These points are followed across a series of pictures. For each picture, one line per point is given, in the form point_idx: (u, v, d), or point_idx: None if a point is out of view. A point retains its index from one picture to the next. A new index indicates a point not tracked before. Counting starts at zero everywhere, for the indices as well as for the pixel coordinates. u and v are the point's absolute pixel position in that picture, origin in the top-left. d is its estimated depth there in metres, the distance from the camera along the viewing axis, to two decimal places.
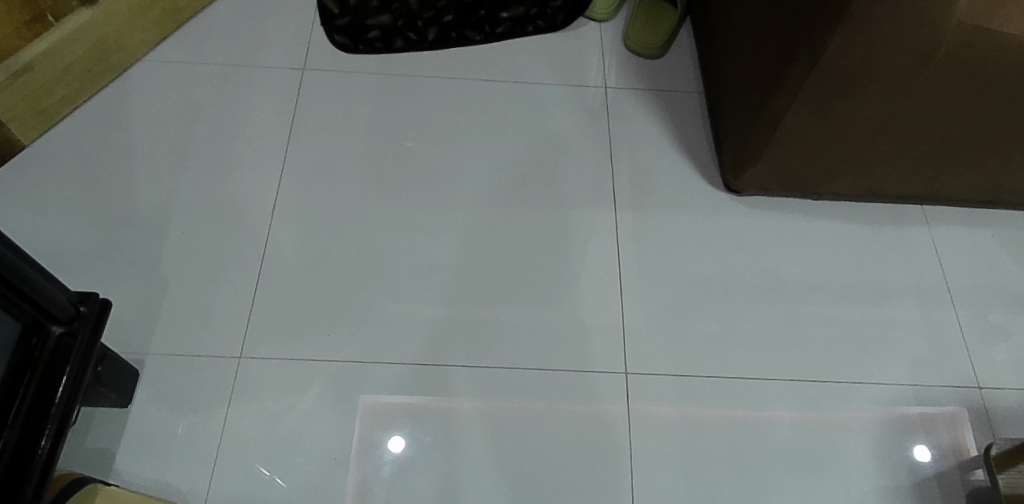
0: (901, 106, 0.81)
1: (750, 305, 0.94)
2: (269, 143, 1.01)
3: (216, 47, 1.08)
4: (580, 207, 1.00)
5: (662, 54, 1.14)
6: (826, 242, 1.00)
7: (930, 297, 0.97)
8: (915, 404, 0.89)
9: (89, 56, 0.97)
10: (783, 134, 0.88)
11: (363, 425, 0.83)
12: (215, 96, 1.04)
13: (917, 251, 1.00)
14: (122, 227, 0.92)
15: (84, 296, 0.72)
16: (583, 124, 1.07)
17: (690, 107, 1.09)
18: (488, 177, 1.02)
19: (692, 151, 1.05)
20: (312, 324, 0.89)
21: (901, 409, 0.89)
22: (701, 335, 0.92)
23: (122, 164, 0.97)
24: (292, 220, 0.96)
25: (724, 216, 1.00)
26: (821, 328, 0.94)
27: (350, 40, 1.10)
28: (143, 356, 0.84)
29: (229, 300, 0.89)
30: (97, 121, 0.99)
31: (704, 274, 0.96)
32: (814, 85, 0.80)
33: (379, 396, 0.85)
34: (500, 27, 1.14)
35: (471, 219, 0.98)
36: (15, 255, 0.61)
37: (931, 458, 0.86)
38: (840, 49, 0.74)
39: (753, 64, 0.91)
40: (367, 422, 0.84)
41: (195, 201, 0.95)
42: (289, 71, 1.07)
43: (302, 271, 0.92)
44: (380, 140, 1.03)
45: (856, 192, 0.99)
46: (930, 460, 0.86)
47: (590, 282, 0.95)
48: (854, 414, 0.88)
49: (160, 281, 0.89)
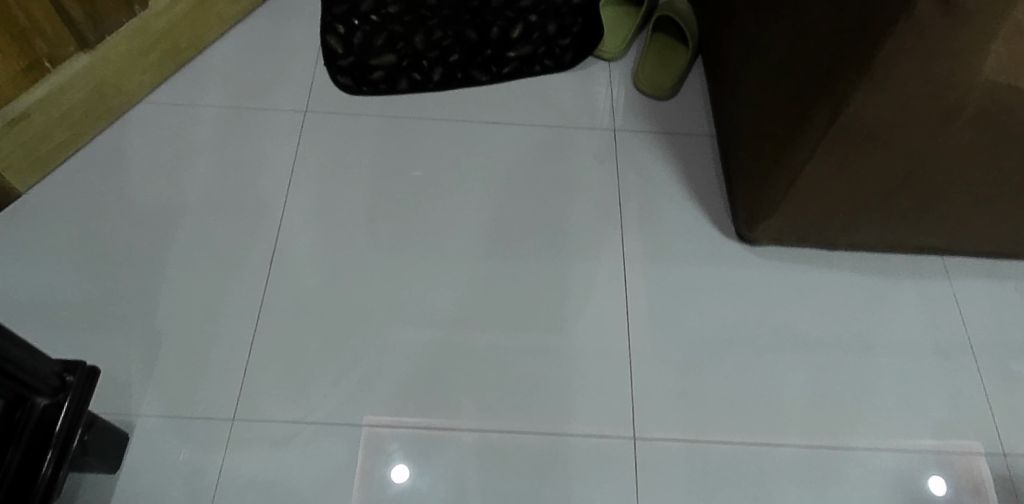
0: (923, 162, 0.78)
1: (763, 363, 0.91)
2: (268, 188, 0.99)
3: (217, 89, 1.06)
4: (587, 257, 0.97)
5: (673, 94, 1.11)
6: (843, 296, 0.96)
7: (953, 354, 0.93)
8: (931, 434, 0.87)
9: (88, 101, 0.96)
10: (798, 187, 0.84)
11: (366, 448, 0.83)
12: (215, 140, 1.02)
13: (938, 306, 0.96)
14: (117, 279, 0.90)
15: (70, 364, 0.70)
16: (590, 168, 1.05)
17: (702, 151, 1.06)
18: (492, 225, 0.99)
19: (703, 198, 1.02)
20: (308, 382, 0.86)
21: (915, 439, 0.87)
22: (712, 395, 0.88)
23: (118, 211, 0.95)
24: (290, 271, 0.93)
25: (737, 268, 0.97)
26: (838, 387, 0.90)
27: (353, 80, 1.09)
28: (133, 418, 0.82)
29: (225, 356, 0.87)
30: (94, 168, 0.98)
31: (714, 330, 0.93)
32: (834, 142, 0.76)
33: (383, 419, 0.84)
34: (506, 67, 1.12)
35: (474, 269, 0.95)
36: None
37: (946, 491, 0.84)
38: (863, 106, 0.71)
39: (767, 114, 0.88)
40: (370, 445, 0.83)
41: (190, 252, 0.93)
42: (291, 113, 1.06)
43: (299, 325, 0.90)
44: (382, 186, 1.01)
45: (875, 243, 0.95)
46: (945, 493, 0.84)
47: (596, 338, 0.91)
48: (868, 453, 0.86)
49: (154, 336, 0.87)
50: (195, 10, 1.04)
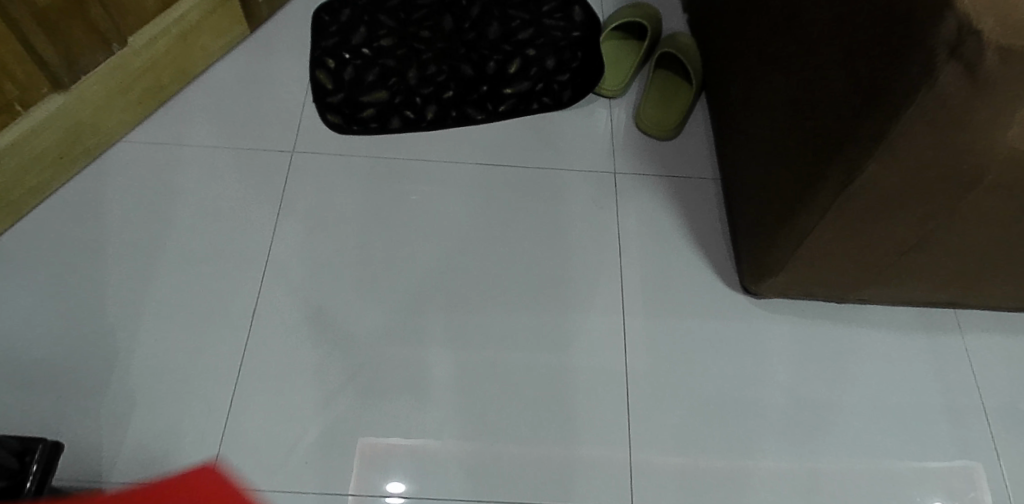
0: (940, 227, 0.74)
1: (768, 425, 0.87)
2: (252, 235, 0.96)
3: (201, 128, 1.03)
4: (584, 309, 0.94)
5: (677, 135, 1.08)
6: (850, 353, 0.93)
7: (965, 417, 0.89)
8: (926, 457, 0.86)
9: (63, 142, 0.93)
10: (808, 247, 0.81)
11: (361, 469, 0.82)
12: (197, 183, 0.99)
13: (949, 365, 0.93)
14: (92, 333, 0.87)
15: (30, 441, 0.65)
16: (589, 214, 1.01)
17: (703, 196, 1.04)
18: (486, 274, 0.95)
19: (706, 247, 1.00)
20: (292, 447, 0.83)
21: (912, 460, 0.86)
22: (715, 460, 0.85)
23: (94, 260, 0.92)
24: (275, 325, 0.90)
25: (738, 324, 0.94)
26: (845, 452, 0.86)
27: (343, 119, 1.05)
28: (105, 486, 0.79)
29: (204, 416, 0.84)
30: (71, 212, 0.95)
31: (717, 389, 0.89)
32: (846, 207, 0.73)
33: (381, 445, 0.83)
34: (503, 104, 1.08)
35: (467, 323, 0.92)
36: None
37: None
38: (878, 175, 0.68)
39: (777, 168, 0.84)
40: (365, 466, 0.82)
41: (169, 304, 0.90)
42: (278, 154, 1.02)
43: (284, 384, 0.86)
44: (373, 232, 0.97)
45: (884, 298, 0.92)
46: None
47: (595, 398, 0.88)
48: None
49: (129, 394, 0.84)
50: (177, 47, 1.02)
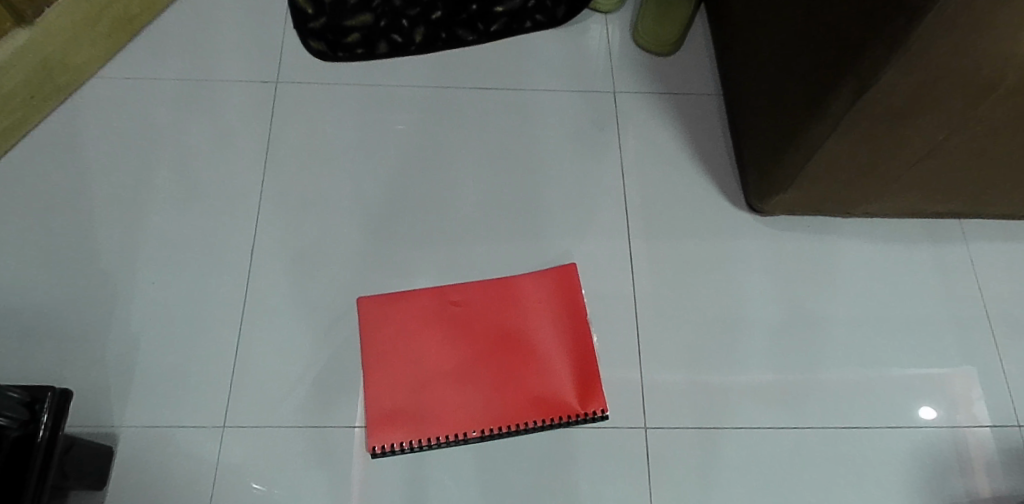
0: (952, 136, 0.72)
1: (775, 342, 0.87)
2: (242, 172, 0.93)
3: (178, 62, 1.00)
4: (586, 234, 0.92)
5: (676, 51, 1.05)
6: (858, 269, 0.92)
7: (969, 326, 0.90)
8: (917, 365, 0.87)
9: (32, 81, 0.90)
10: (816, 162, 0.79)
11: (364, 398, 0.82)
12: (180, 121, 0.96)
13: (953, 275, 0.93)
14: (87, 279, 0.86)
15: (37, 391, 0.64)
16: (587, 135, 0.99)
17: (707, 113, 1.01)
18: (485, 202, 0.93)
19: (710, 165, 0.97)
20: (302, 384, 0.82)
21: (903, 371, 0.87)
22: (725, 380, 0.85)
23: (81, 205, 0.90)
24: (273, 263, 0.88)
25: (744, 243, 0.93)
26: (851, 364, 0.87)
27: (327, 46, 1.01)
28: (116, 430, 0.79)
29: (210, 357, 0.83)
30: (49, 154, 0.92)
31: (724, 309, 0.89)
32: (858, 119, 0.70)
33: (388, 378, 0.83)
34: (494, 24, 1.04)
35: (468, 252, 0.90)
36: None
37: (935, 416, 0.85)
38: (893, 83, 0.64)
39: (783, 81, 0.82)
40: (371, 396, 0.82)
41: (163, 246, 0.88)
42: (261, 85, 0.99)
43: (288, 321, 0.85)
44: (367, 164, 0.95)
45: (890, 210, 0.92)
46: (934, 417, 0.85)
47: (601, 321, 0.87)
48: (882, 416, 0.84)
49: (132, 339, 0.83)
50: None
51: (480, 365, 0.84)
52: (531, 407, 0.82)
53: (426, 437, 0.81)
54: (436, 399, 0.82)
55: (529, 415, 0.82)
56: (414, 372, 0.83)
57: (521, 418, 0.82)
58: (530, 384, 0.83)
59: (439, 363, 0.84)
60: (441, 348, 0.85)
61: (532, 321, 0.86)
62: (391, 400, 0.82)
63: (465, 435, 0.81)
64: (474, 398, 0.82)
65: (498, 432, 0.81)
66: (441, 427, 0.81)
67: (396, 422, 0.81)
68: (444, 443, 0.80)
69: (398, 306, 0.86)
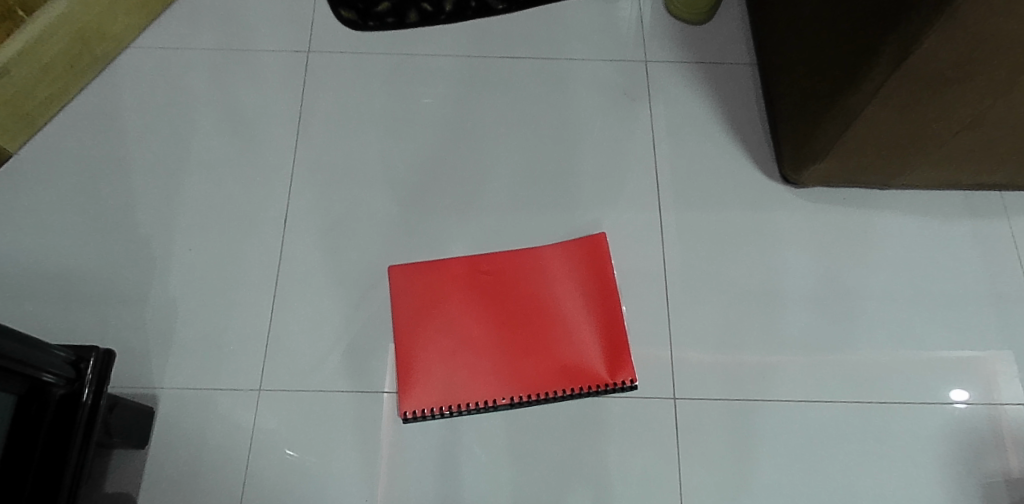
0: (997, 104, 0.70)
1: (807, 314, 0.86)
2: (274, 142, 0.94)
3: (212, 32, 1.01)
4: (616, 204, 0.92)
5: (710, 19, 1.03)
6: (894, 241, 0.91)
7: (1009, 302, 0.88)
8: (953, 349, 0.85)
9: (70, 52, 0.92)
10: (854, 131, 0.77)
11: (393, 365, 0.83)
12: (212, 90, 0.97)
13: (993, 251, 0.91)
14: (124, 245, 0.88)
15: (82, 350, 0.66)
16: (618, 104, 0.98)
17: (740, 81, 0.99)
18: (515, 169, 0.93)
19: (742, 134, 0.96)
20: (333, 349, 0.84)
21: (937, 354, 0.85)
22: (755, 352, 0.84)
23: (118, 172, 0.92)
24: (306, 229, 0.90)
25: (778, 214, 0.92)
26: (884, 339, 0.86)
27: (358, 16, 1.02)
28: (156, 392, 0.81)
29: (245, 322, 0.85)
30: (87, 122, 0.94)
31: (756, 282, 0.88)
32: (897, 86, 0.68)
33: (418, 345, 0.84)
34: None
35: (498, 222, 0.90)
36: (9, 344, 0.56)
37: (967, 400, 0.83)
38: (937, 47, 0.62)
39: (822, 45, 0.79)
40: (401, 363, 0.83)
41: (198, 212, 0.90)
42: (293, 54, 1.00)
43: (320, 287, 0.87)
44: (398, 133, 0.95)
45: (928, 183, 0.90)
46: (966, 401, 0.83)
47: (632, 292, 0.87)
48: (915, 395, 0.83)
49: (169, 303, 0.85)
50: None
51: (507, 333, 0.84)
52: (558, 376, 0.83)
53: (456, 403, 0.82)
54: (465, 366, 0.83)
55: (558, 383, 0.82)
56: (444, 340, 0.84)
57: (550, 386, 0.82)
58: (557, 352, 0.84)
59: (468, 329, 0.85)
60: (469, 316, 0.85)
61: (558, 291, 0.86)
62: (422, 366, 0.83)
63: (494, 401, 0.82)
64: (503, 367, 0.83)
65: (526, 400, 0.82)
66: (470, 393, 0.82)
67: (428, 387, 0.82)
68: (473, 410, 0.81)
69: (426, 274, 0.87)
